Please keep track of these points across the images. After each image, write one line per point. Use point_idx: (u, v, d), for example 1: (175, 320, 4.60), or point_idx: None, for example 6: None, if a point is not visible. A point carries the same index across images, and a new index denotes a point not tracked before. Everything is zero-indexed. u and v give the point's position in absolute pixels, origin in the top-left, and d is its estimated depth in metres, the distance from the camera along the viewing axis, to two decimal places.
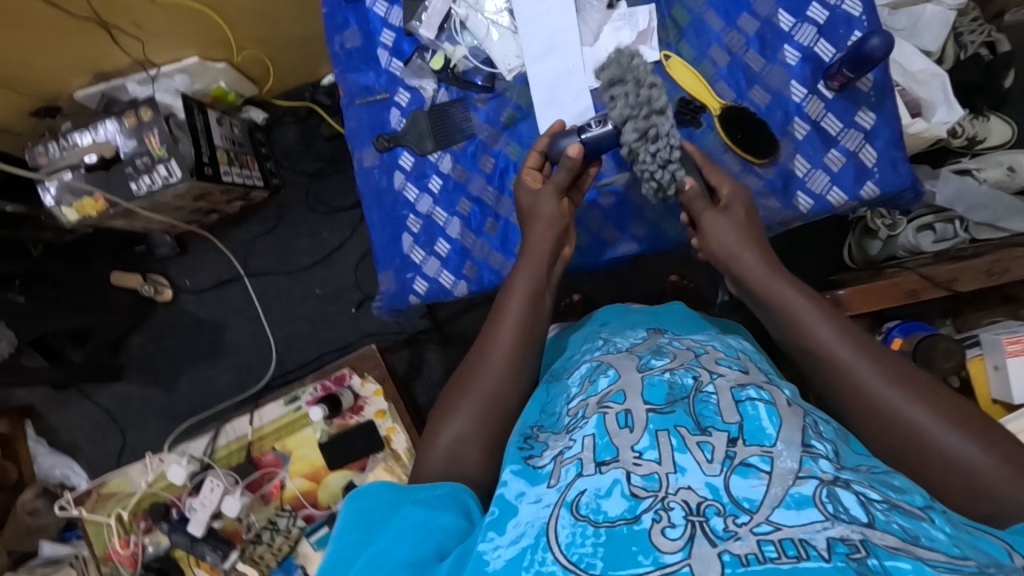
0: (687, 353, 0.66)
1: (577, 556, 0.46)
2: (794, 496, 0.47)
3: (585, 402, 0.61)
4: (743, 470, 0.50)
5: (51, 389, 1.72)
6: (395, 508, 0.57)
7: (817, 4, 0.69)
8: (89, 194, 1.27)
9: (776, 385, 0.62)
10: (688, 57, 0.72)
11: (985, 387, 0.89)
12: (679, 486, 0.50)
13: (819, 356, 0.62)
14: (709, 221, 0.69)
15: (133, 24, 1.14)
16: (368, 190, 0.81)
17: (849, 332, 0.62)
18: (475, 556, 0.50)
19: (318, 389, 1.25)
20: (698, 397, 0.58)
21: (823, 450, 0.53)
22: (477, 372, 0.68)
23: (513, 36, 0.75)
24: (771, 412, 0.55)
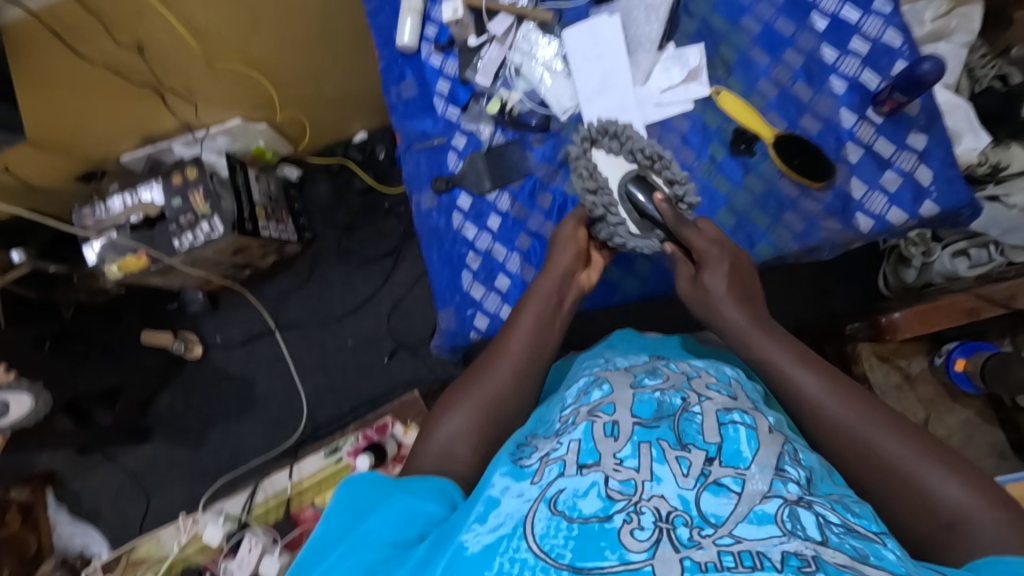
0: (679, 376, 0.62)
1: (549, 546, 0.44)
2: (757, 514, 0.45)
3: (577, 410, 0.58)
4: (714, 488, 0.47)
5: (75, 454, 1.68)
6: (384, 496, 0.55)
7: (858, 37, 0.73)
8: (132, 252, 1.28)
9: (763, 411, 0.57)
10: (737, 91, 0.75)
11: None
12: (653, 494, 0.47)
13: (790, 392, 0.61)
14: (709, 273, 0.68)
15: (185, 88, 1.20)
16: (426, 230, 0.83)
17: (822, 369, 0.61)
18: (452, 542, 0.47)
19: (360, 439, 1.22)
20: (684, 415, 0.55)
21: (794, 475, 0.49)
22: (485, 375, 0.66)
23: (567, 79, 0.79)
24: (751, 437, 0.52)
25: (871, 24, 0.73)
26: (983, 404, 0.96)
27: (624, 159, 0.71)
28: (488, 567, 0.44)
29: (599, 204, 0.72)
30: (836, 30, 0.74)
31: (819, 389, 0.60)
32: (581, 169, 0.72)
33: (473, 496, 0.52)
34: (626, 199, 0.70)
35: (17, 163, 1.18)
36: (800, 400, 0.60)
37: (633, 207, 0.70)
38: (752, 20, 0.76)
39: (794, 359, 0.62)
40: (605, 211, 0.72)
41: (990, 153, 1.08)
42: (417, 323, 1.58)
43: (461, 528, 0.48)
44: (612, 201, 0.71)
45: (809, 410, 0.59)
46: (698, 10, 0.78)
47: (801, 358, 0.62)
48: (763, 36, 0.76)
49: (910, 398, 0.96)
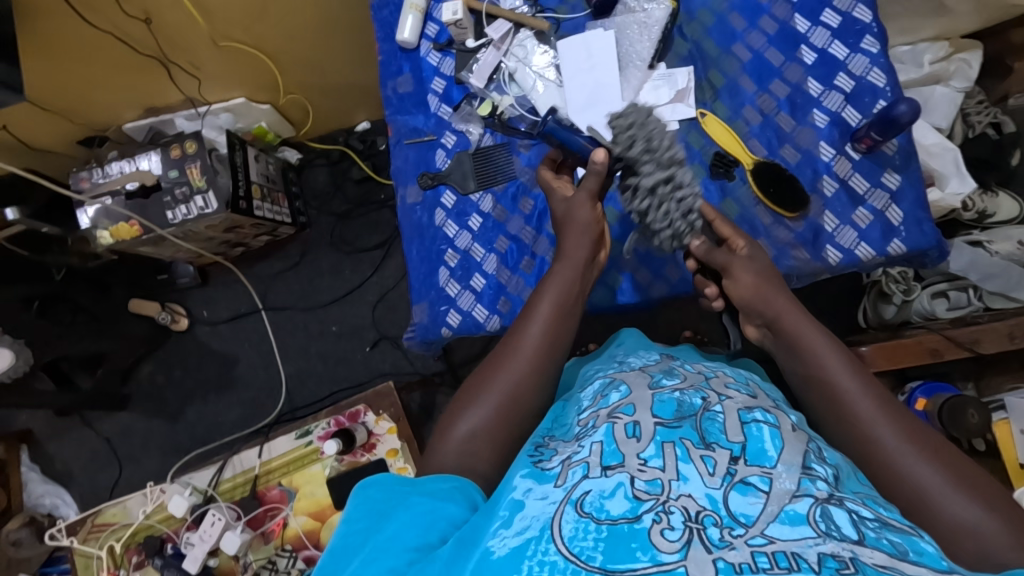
0: (697, 376, 0.65)
1: (578, 548, 0.45)
2: (788, 514, 0.46)
3: (596, 413, 0.61)
4: (742, 487, 0.49)
5: (52, 415, 1.69)
6: (402, 499, 0.56)
7: (844, 74, 0.75)
8: (125, 220, 1.30)
9: (784, 410, 0.62)
10: (722, 116, 0.77)
11: (1012, 452, 0.89)
12: (681, 493, 0.49)
13: (819, 378, 0.63)
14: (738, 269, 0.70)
15: (191, 64, 1.22)
16: (409, 224, 0.84)
17: (854, 364, 0.63)
18: (479, 545, 0.49)
19: (331, 424, 1.23)
20: (706, 415, 0.57)
21: (821, 473, 0.52)
22: (501, 371, 0.67)
23: (558, 89, 0.81)
24: (775, 435, 0.54)
25: (858, 61, 0.74)
26: None
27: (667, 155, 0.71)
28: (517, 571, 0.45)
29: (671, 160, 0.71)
30: (825, 64, 0.75)
31: (849, 379, 0.62)
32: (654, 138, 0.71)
33: (494, 499, 0.54)
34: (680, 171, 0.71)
35: (17, 123, 1.19)
36: (828, 390, 0.62)
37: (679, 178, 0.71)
38: (743, 47, 0.78)
39: (833, 347, 0.64)
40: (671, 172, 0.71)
41: (977, 199, 1.12)
42: (402, 316, 1.60)
43: (486, 533, 0.49)
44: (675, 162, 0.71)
45: (831, 395, 0.62)
46: (691, 33, 0.79)
47: (837, 348, 0.64)
48: (753, 64, 0.77)
49: None
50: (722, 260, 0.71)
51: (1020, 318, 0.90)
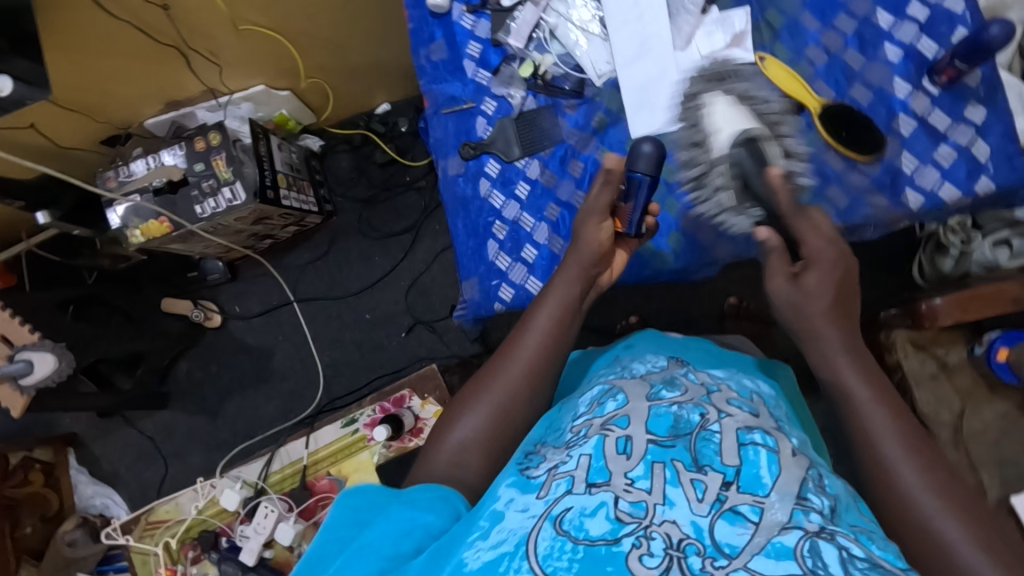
0: (699, 389, 0.63)
1: (552, 568, 0.45)
2: (774, 546, 0.46)
3: (590, 422, 0.59)
4: (730, 516, 0.49)
5: (96, 418, 1.71)
6: (382, 507, 0.57)
7: (917, 2, 0.69)
8: (154, 217, 1.29)
9: (785, 432, 0.60)
10: (783, 59, 0.71)
11: None
12: (665, 519, 0.49)
13: (851, 412, 0.59)
14: (776, 284, 0.65)
15: (210, 52, 1.19)
16: (452, 198, 0.81)
17: (891, 399, 0.59)
18: (454, 556, 0.49)
19: (376, 411, 1.21)
20: (701, 434, 0.56)
21: (817, 504, 0.51)
22: (499, 370, 0.67)
23: (603, 43, 0.76)
24: (772, 460, 0.54)
25: None
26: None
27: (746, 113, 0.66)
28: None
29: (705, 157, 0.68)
30: None
31: (884, 419, 0.58)
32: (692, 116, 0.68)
33: (478, 508, 0.54)
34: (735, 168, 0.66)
35: (43, 121, 1.16)
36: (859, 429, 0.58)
37: (741, 168, 0.65)
38: None
39: (873, 387, 0.59)
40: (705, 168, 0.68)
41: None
42: (435, 300, 1.58)
43: (463, 544, 0.50)
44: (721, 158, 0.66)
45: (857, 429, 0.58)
46: None
47: (878, 392, 0.59)
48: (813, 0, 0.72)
49: (945, 389, 0.92)
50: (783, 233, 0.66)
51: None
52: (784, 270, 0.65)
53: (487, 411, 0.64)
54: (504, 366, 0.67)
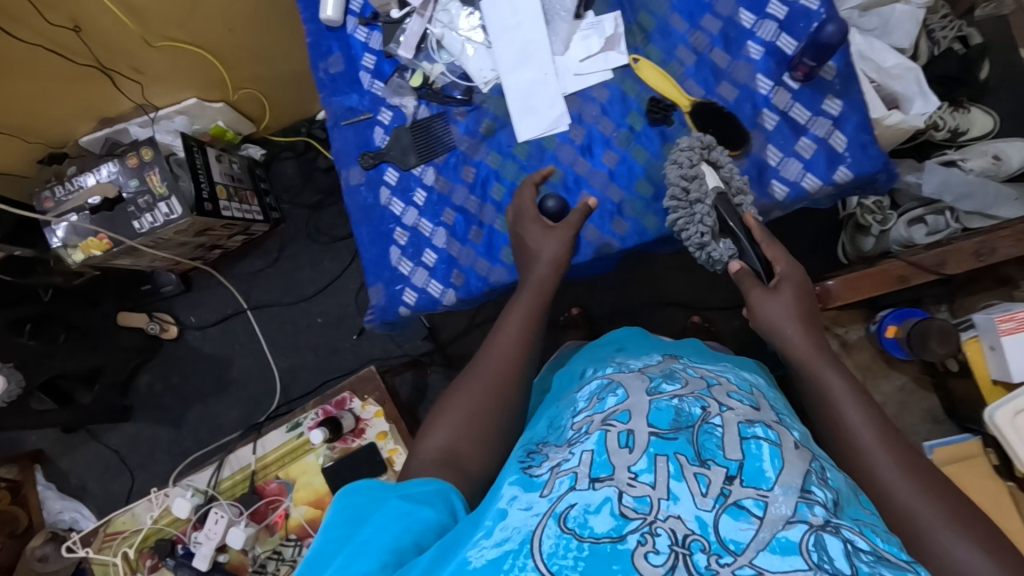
0: (699, 382, 0.64)
1: (557, 566, 0.45)
2: (779, 542, 0.46)
3: (590, 418, 0.61)
4: (734, 511, 0.48)
5: (61, 433, 1.73)
6: (379, 504, 0.55)
7: (776, 1, 0.72)
8: (94, 234, 1.31)
9: (786, 424, 0.61)
10: (656, 60, 0.74)
11: (983, 369, 0.88)
12: (670, 514, 0.48)
13: (826, 411, 0.63)
14: (759, 300, 0.69)
15: (133, 69, 1.21)
16: (356, 206, 0.84)
17: (864, 399, 0.63)
18: (457, 555, 0.49)
19: (318, 414, 1.23)
20: (704, 426, 0.56)
21: (821, 497, 0.50)
22: (483, 360, 0.70)
23: (487, 51, 0.78)
24: (774, 454, 0.53)
25: None
26: (919, 370, 0.98)
27: (726, 174, 0.69)
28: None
29: (694, 193, 0.69)
30: None
31: (858, 416, 0.61)
32: (683, 161, 0.69)
33: (481, 508, 0.54)
34: (720, 207, 0.68)
35: None
36: (839, 435, 0.61)
37: (724, 215, 0.68)
38: None
39: (849, 386, 0.63)
40: (692, 203, 0.69)
41: (948, 118, 1.18)
42: None
43: (467, 543, 0.50)
44: (708, 196, 0.68)
45: (838, 431, 0.62)
46: None
47: (858, 399, 0.63)
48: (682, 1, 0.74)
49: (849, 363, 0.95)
50: (747, 289, 0.70)
51: (980, 235, 0.87)
52: (759, 287, 0.70)
53: (455, 416, 0.66)
54: (486, 356, 0.70)
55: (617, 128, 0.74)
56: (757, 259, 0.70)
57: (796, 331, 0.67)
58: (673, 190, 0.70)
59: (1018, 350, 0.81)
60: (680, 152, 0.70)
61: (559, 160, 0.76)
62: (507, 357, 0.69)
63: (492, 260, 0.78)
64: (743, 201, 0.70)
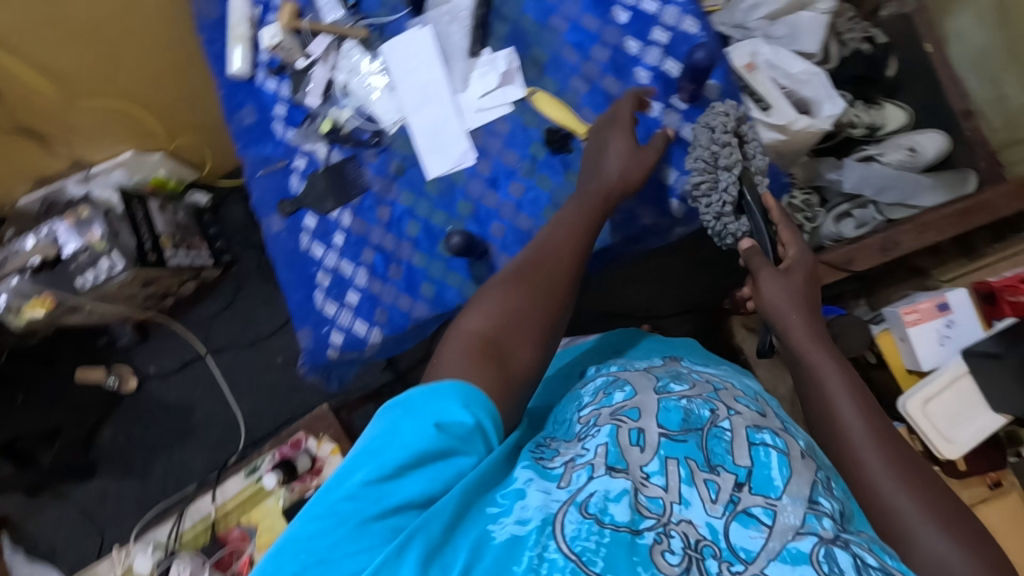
0: (706, 385, 0.68)
1: (580, 548, 0.49)
2: (789, 551, 0.50)
3: (597, 412, 0.63)
4: (743, 518, 0.53)
5: (25, 497, 1.69)
6: (417, 432, 0.53)
7: (658, 27, 0.76)
8: (38, 294, 1.29)
9: (792, 434, 0.63)
10: (552, 91, 0.77)
11: (897, 360, 0.94)
12: (682, 518, 0.53)
13: (822, 405, 0.65)
14: (766, 280, 0.70)
15: (64, 127, 1.24)
16: (280, 252, 0.85)
17: (864, 397, 0.64)
18: (477, 525, 0.51)
19: (275, 456, 1.23)
20: (712, 430, 0.60)
21: (827, 507, 0.54)
22: (535, 267, 0.67)
23: (391, 93, 0.80)
24: (782, 461, 0.57)
25: (669, 13, 0.76)
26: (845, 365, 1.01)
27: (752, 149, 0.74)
28: (518, 561, 0.48)
29: (724, 160, 0.72)
30: (638, 21, 0.77)
31: (855, 413, 0.63)
32: (717, 128, 0.73)
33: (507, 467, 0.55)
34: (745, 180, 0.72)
35: None
36: (831, 427, 0.64)
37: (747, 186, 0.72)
38: (559, 18, 0.78)
39: (846, 380, 0.65)
40: (719, 170, 0.73)
41: (864, 115, 1.22)
42: None
43: (485, 517, 0.52)
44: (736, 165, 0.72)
45: (830, 421, 0.64)
46: (509, 13, 0.80)
47: (859, 396, 0.64)
48: (571, 33, 0.78)
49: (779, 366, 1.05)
50: (757, 264, 0.71)
51: (884, 231, 0.95)
52: (769, 266, 0.71)
53: (490, 308, 0.64)
54: (540, 264, 0.67)
55: (520, 158, 0.77)
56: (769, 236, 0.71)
57: (800, 318, 0.68)
58: (704, 155, 0.73)
59: (924, 339, 0.89)
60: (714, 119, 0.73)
61: (468, 193, 0.78)
62: (553, 274, 0.67)
63: (412, 295, 0.80)
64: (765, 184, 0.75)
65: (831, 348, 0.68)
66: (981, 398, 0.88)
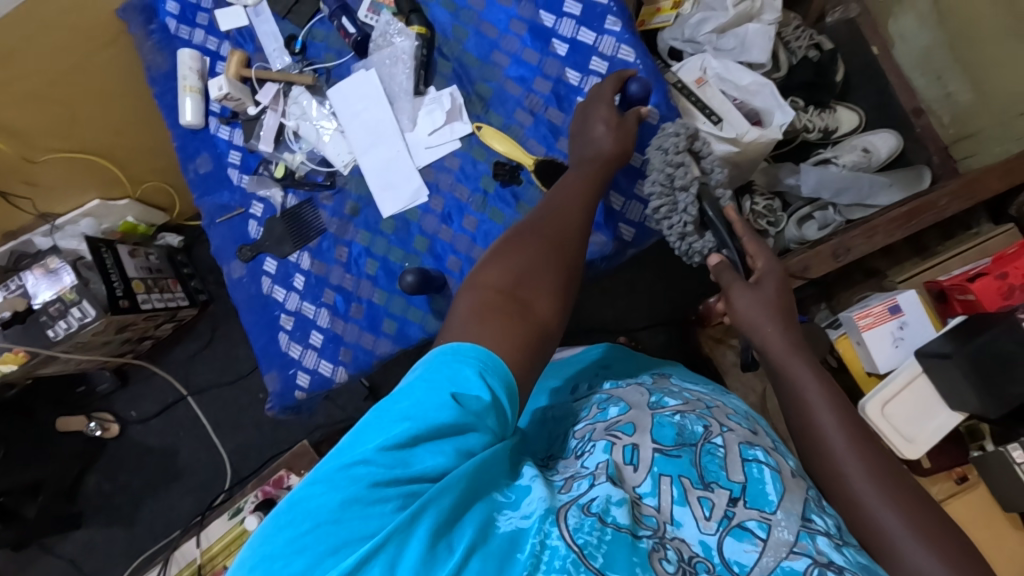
0: (699, 403, 0.66)
1: (582, 539, 0.44)
2: (783, 570, 0.47)
3: (593, 427, 0.61)
4: (738, 532, 0.50)
5: (10, 553, 1.66)
6: (436, 392, 0.46)
7: (596, 57, 0.80)
8: (9, 349, 1.27)
9: (781, 453, 0.63)
10: (497, 124, 0.82)
11: (857, 363, 0.99)
12: (675, 535, 0.49)
13: (801, 414, 0.63)
14: (737, 295, 0.68)
15: (26, 182, 1.25)
16: (242, 297, 0.86)
17: (846, 410, 0.61)
18: (482, 506, 0.45)
19: (257, 496, 1.23)
20: (707, 446, 0.57)
21: (821, 526, 0.52)
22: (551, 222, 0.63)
23: (342, 137, 0.85)
24: (776, 479, 0.55)
25: (606, 43, 0.80)
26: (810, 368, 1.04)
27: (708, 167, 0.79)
28: (520, 551, 0.44)
29: (680, 179, 0.76)
30: (576, 52, 0.81)
31: (834, 423, 0.61)
32: (671, 148, 0.78)
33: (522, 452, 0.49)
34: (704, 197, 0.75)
35: None
36: (812, 437, 0.61)
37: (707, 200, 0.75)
38: (501, 54, 0.83)
39: (824, 389, 0.62)
40: (678, 189, 0.76)
41: (817, 119, 1.23)
42: None
43: (490, 504, 0.46)
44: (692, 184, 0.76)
45: (811, 432, 0.61)
46: (451, 51, 0.85)
47: (836, 404, 0.62)
48: (513, 68, 0.83)
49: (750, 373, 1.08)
50: (727, 281, 0.70)
51: (835, 238, 0.98)
52: (740, 281, 0.69)
53: (509, 263, 0.57)
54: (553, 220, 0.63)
55: (473, 191, 0.81)
56: (736, 252, 0.73)
57: (775, 328, 0.66)
58: (662, 176, 0.77)
59: (877, 341, 0.94)
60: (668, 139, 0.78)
61: (424, 229, 0.81)
62: (564, 229, 0.63)
63: (374, 332, 0.81)
64: (724, 197, 0.78)
65: (810, 357, 0.65)
66: (935, 393, 0.91)
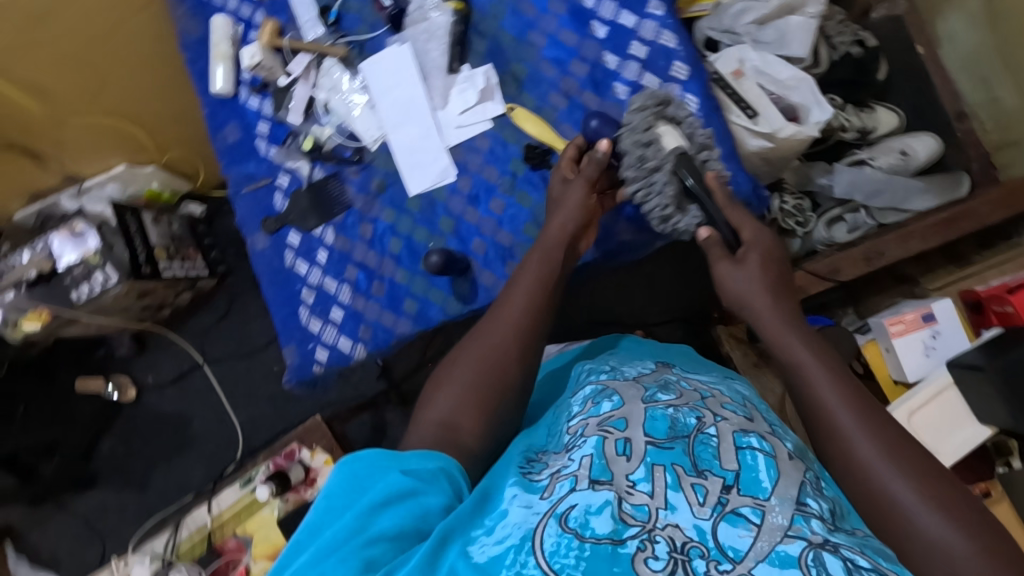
0: (692, 393, 0.63)
1: (559, 565, 0.46)
2: (779, 554, 0.46)
3: (585, 422, 0.60)
4: (732, 518, 0.49)
5: (27, 507, 1.70)
6: (384, 473, 0.55)
7: (636, 42, 0.80)
8: (34, 308, 1.30)
9: (780, 435, 0.60)
10: (531, 106, 0.81)
11: (884, 369, 0.98)
12: (667, 523, 0.49)
13: (806, 392, 0.62)
14: (723, 275, 0.70)
15: (55, 142, 1.28)
16: (265, 270, 0.86)
17: (848, 385, 0.61)
18: (454, 551, 0.50)
19: (269, 467, 1.25)
20: (699, 437, 0.56)
21: (816, 509, 0.50)
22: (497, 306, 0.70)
23: (372, 111, 0.84)
24: (770, 464, 0.53)
25: (647, 27, 0.79)
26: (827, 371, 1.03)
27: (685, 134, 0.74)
28: None
29: (652, 158, 0.73)
30: (615, 36, 0.80)
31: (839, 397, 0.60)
32: (639, 124, 0.74)
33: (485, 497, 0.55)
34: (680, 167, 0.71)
35: None
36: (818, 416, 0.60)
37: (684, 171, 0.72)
38: (538, 34, 0.82)
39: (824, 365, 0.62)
40: (653, 169, 0.73)
41: (854, 119, 1.18)
42: None
43: (466, 538, 0.51)
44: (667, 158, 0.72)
45: (817, 410, 0.60)
46: (487, 29, 0.84)
47: (840, 380, 0.61)
48: (550, 48, 0.82)
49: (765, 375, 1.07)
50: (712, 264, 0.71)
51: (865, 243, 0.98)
52: (726, 258, 0.71)
53: (453, 393, 0.65)
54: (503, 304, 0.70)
55: (501, 173, 0.80)
56: (722, 225, 0.71)
57: (765, 304, 0.67)
58: (632, 156, 0.74)
59: (908, 348, 0.93)
60: (634, 113, 0.75)
61: (450, 210, 0.81)
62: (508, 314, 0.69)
63: (395, 310, 0.80)
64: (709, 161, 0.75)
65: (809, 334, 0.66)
66: (966, 409, 0.89)
